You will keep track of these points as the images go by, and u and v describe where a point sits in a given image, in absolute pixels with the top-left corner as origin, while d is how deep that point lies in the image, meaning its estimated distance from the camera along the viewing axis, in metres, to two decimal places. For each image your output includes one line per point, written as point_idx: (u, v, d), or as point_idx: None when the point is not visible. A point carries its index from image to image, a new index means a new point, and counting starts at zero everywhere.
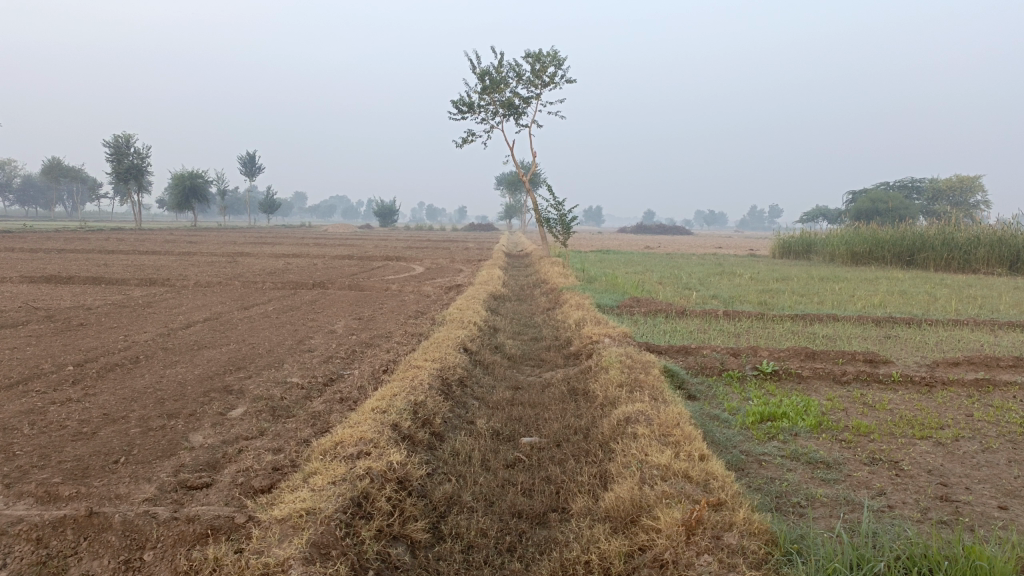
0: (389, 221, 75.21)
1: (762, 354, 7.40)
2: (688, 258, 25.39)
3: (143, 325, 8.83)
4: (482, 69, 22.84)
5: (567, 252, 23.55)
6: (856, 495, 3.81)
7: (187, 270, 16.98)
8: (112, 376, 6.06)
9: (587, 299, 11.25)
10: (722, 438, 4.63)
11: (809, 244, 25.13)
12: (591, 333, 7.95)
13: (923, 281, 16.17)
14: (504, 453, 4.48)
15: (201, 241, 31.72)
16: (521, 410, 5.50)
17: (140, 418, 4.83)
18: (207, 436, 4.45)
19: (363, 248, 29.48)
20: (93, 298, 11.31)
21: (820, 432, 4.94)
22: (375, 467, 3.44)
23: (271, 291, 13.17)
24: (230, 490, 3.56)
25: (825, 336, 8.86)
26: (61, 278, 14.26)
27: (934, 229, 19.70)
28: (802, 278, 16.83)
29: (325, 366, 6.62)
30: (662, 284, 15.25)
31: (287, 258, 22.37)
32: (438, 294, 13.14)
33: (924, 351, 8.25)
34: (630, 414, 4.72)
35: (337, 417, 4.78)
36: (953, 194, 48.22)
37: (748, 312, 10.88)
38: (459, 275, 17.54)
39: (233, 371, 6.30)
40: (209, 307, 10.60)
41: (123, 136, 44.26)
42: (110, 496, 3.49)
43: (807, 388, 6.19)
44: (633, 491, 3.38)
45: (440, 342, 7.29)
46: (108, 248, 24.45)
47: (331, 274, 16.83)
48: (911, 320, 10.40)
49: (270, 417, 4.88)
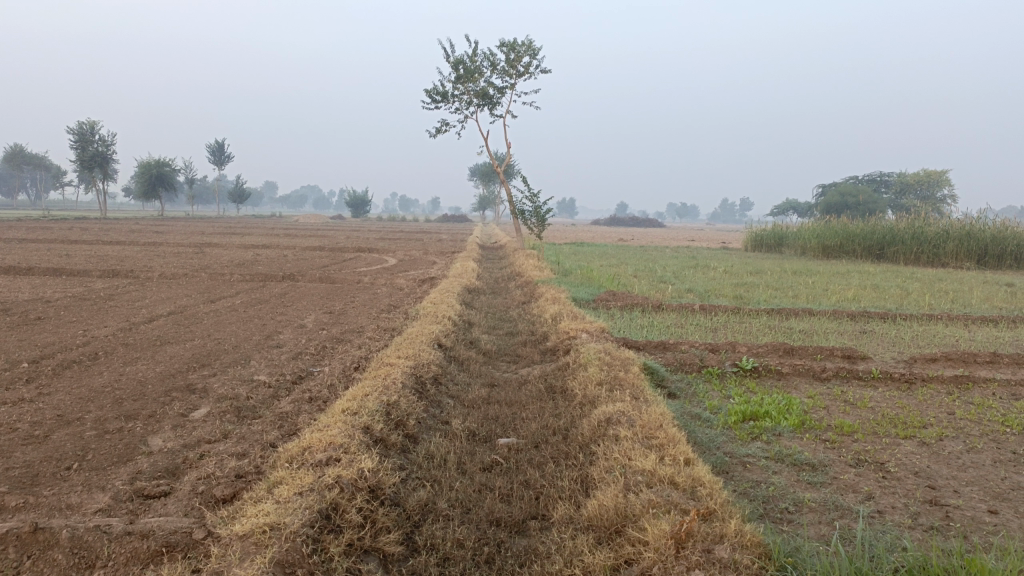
0: (362, 211, 74.48)
1: (741, 350, 7.31)
2: (661, 251, 25.40)
3: (104, 319, 8.51)
4: (456, 58, 22.51)
5: (542, 244, 23.39)
6: (844, 499, 3.70)
7: (152, 261, 16.53)
8: (69, 374, 5.78)
9: (562, 292, 11.11)
10: (705, 438, 4.51)
11: (781, 237, 25.27)
12: (569, 328, 7.80)
13: (895, 275, 16.27)
14: (481, 456, 4.31)
15: (168, 231, 31.01)
16: (498, 409, 5.33)
17: (96, 419, 4.58)
18: (167, 439, 4.23)
19: (335, 239, 29.07)
20: (52, 291, 10.91)
21: (803, 431, 4.83)
22: (345, 475, 3.24)
23: (239, 283, 12.84)
24: (189, 500, 3.36)
25: (802, 331, 8.81)
26: (20, 269, 13.77)
27: (903, 223, 19.87)
28: (776, 271, 16.86)
29: (294, 363, 6.39)
30: (637, 277, 15.18)
31: (257, 249, 21.90)
32: (411, 287, 12.90)
33: (901, 346, 8.23)
34: (611, 415, 4.57)
35: (305, 419, 4.56)
36: (919, 188, 48.87)
37: (725, 305, 10.81)
38: (431, 267, 17.29)
39: (197, 368, 6.05)
40: (174, 300, 10.27)
41: (88, 123, 43.21)
42: (60, 506, 3.27)
43: (787, 385, 6.10)
44: (617, 499, 3.22)
45: (413, 337, 7.08)
46: (71, 238, 23.79)
47: (302, 266, 16.50)
48: (884, 314, 10.42)
49: (234, 418, 4.66)
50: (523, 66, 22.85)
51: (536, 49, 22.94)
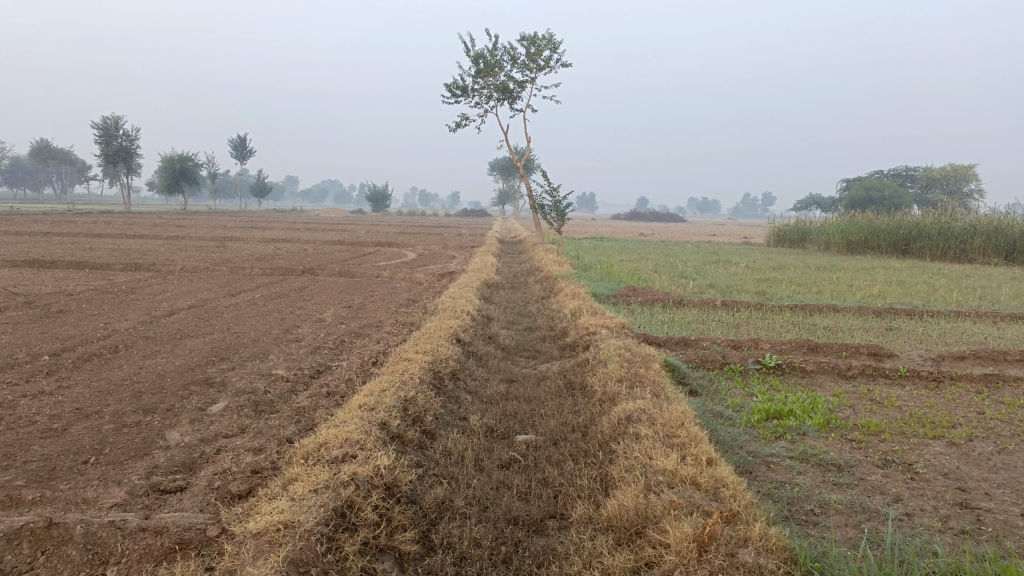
0: (382, 206, 74.70)
1: (764, 346, 7.19)
2: (682, 246, 25.21)
3: (125, 312, 8.55)
4: (475, 52, 22.42)
5: (562, 239, 23.28)
6: (872, 501, 3.60)
7: (174, 255, 16.63)
8: (89, 368, 5.80)
9: (582, 287, 11.03)
10: (728, 437, 4.42)
11: (804, 232, 24.96)
12: (588, 323, 7.72)
13: (921, 271, 16.00)
14: (499, 453, 4.25)
15: (190, 225, 31.25)
16: (517, 405, 5.27)
17: (115, 413, 4.58)
18: (184, 433, 4.21)
19: (355, 233, 29.15)
20: (75, 284, 11.00)
21: (828, 430, 4.73)
22: (361, 472, 3.20)
23: (259, 277, 12.88)
24: (205, 496, 3.33)
25: (826, 328, 8.66)
26: (44, 262, 13.90)
27: (930, 218, 19.54)
28: (799, 267, 16.65)
29: (312, 357, 6.37)
30: (658, 272, 15.05)
31: (277, 243, 21.99)
32: (430, 282, 12.86)
33: (928, 343, 8.06)
34: (631, 412, 4.49)
35: (322, 414, 4.53)
36: (946, 183, 48.08)
37: (747, 301, 10.67)
38: (451, 262, 17.26)
39: (216, 362, 6.05)
40: (195, 294, 10.31)
41: (112, 118, 43.64)
42: (76, 501, 3.25)
43: (811, 383, 5.99)
44: (638, 499, 3.15)
45: (431, 332, 7.04)
46: (94, 231, 24.03)
47: (322, 260, 16.54)
48: (911, 311, 10.22)
49: (252, 413, 4.63)
50: (543, 60, 22.72)
51: (556, 43, 22.79)
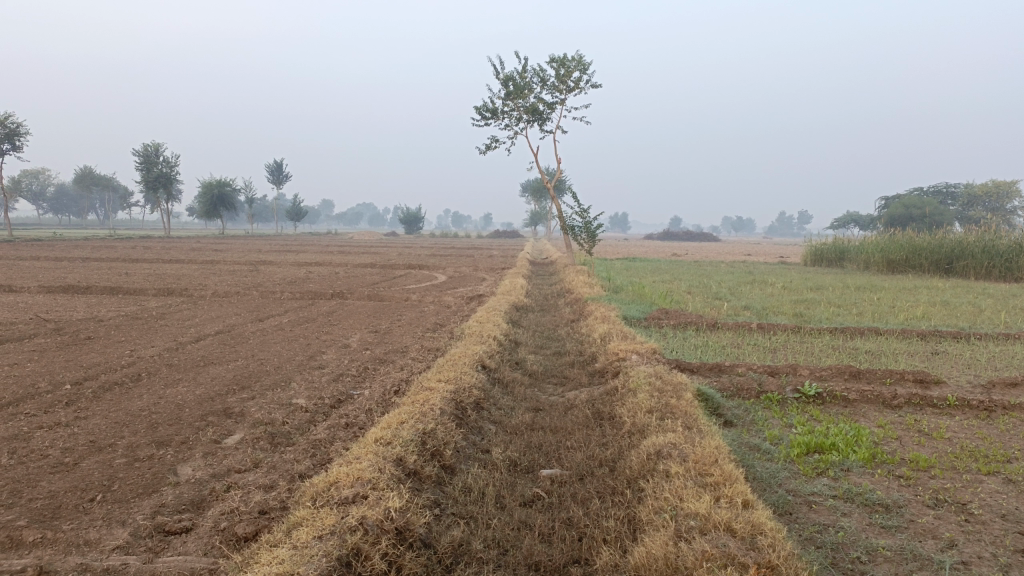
0: (415, 228, 75.27)
1: (802, 373, 6.88)
2: (717, 266, 24.81)
3: (151, 339, 8.53)
4: (505, 74, 22.45)
5: (593, 260, 23.04)
6: (923, 546, 3.32)
7: (207, 279, 16.76)
8: (109, 397, 5.72)
9: (612, 310, 10.79)
10: (765, 474, 4.16)
11: (842, 251, 24.37)
12: (618, 349, 7.48)
13: (965, 291, 15.43)
14: (521, 489, 4.04)
15: (226, 249, 31.68)
16: (542, 436, 5.05)
17: (128, 446, 4.47)
18: (196, 468, 4.08)
19: (387, 256, 29.27)
20: (106, 309, 11.08)
21: (873, 466, 4.43)
22: (371, 516, 3.02)
23: (289, 301, 12.87)
24: (209, 538, 3.18)
25: (868, 352, 8.30)
26: (79, 288, 14.08)
27: (973, 235, 18.92)
28: (837, 288, 16.20)
29: (334, 385, 6.24)
30: (691, 294, 14.75)
31: (310, 266, 22.16)
32: (459, 305, 12.72)
33: (976, 368, 7.67)
34: (660, 447, 4.25)
35: (338, 448, 4.37)
36: (988, 200, 46.80)
37: (784, 324, 10.34)
38: (481, 284, 17.12)
39: (236, 391, 5.92)
40: (223, 319, 10.30)
41: (153, 145, 44.64)
42: (77, 542, 3.12)
43: (854, 413, 5.68)
44: (667, 547, 2.92)
45: (456, 359, 6.87)
46: (132, 256, 24.41)
47: (351, 284, 16.51)
48: (957, 334, 9.78)
49: (267, 445, 4.49)
50: (573, 81, 22.65)
51: (586, 64, 22.72)
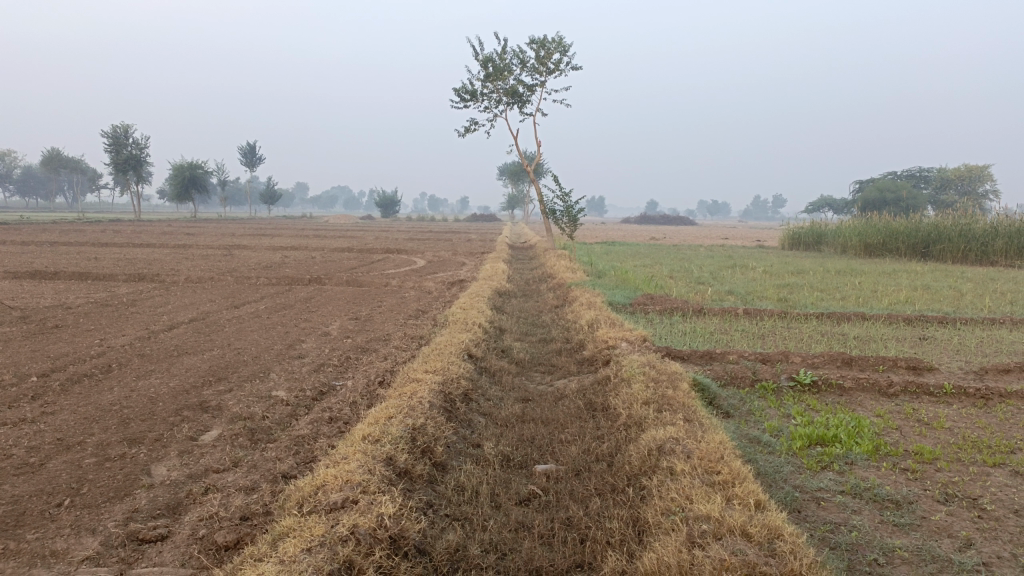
0: (392, 211, 74.66)
1: (795, 360, 6.75)
2: (696, 250, 24.77)
3: (122, 327, 8.19)
4: (485, 56, 22.10)
5: (574, 244, 22.86)
6: (940, 546, 3.18)
7: (180, 264, 16.37)
8: (78, 391, 5.43)
9: (597, 295, 10.61)
10: (769, 469, 4.01)
11: (819, 235, 24.40)
12: (607, 336, 7.31)
13: (944, 275, 15.49)
14: (517, 486, 3.85)
15: (200, 233, 31.15)
16: (534, 429, 4.87)
17: (98, 444, 4.21)
18: (172, 469, 3.84)
19: (363, 240, 28.89)
20: (75, 296, 10.67)
21: (877, 459, 4.30)
22: (362, 524, 2.82)
23: (265, 287, 12.53)
24: (187, 547, 2.96)
25: (856, 338, 8.21)
26: (47, 273, 13.63)
27: (949, 219, 19.01)
28: (818, 271, 16.21)
29: (315, 376, 5.99)
30: (673, 278, 14.65)
31: (285, 251, 21.74)
32: (440, 290, 12.48)
33: (965, 354, 7.60)
34: (661, 442, 4.07)
35: (323, 445, 4.15)
36: (961, 183, 47.27)
37: (770, 309, 10.24)
38: (461, 269, 16.87)
39: (213, 383, 5.65)
40: (197, 306, 9.97)
41: (122, 126, 43.60)
42: (42, 553, 2.88)
43: (851, 402, 5.56)
44: (681, 554, 2.74)
45: (441, 348, 6.65)
46: (102, 240, 23.80)
47: (329, 269, 16.20)
48: (942, 319, 9.73)
49: (247, 443, 4.25)
50: (554, 63, 22.34)
51: (566, 45, 22.40)
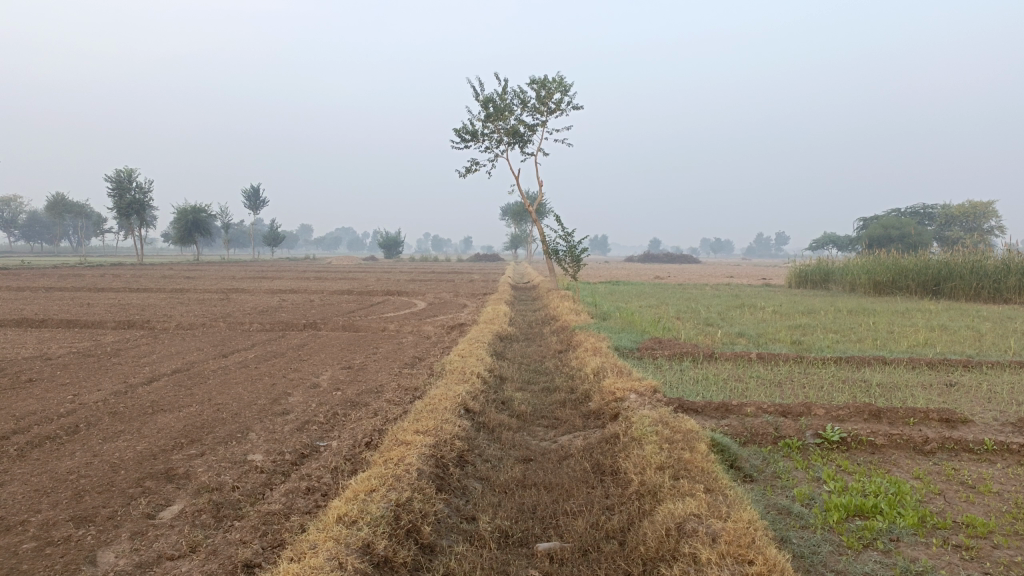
0: (395, 252, 74.62)
1: (818, 414, 6.23)
2: (701, 289, 24.33)
3: (99, 380, 7.70)
4: (485, 96, 21.96)
5: (578, 284, 22.43)
6: None
7: (173, 310, 15.94)
8: (35, 457, 4.93)
9: (602, 340, 10.13)
10: (805, 550, 3.52)
11: (827, 273, 23.90)
12: (615, 386, 6.80)
13: (959, 314, 14.95)
14: (515, 571, 3.34)
15: (200, 276, 30.82)
16: (536, 497, 4.36)
17: (43, 524, 3.71)
18: (120, 556, 3.35)
19: (364, 282, 28.50)
20: (57, 346, 10.21)
21: (924, 533, 3.79)
22: None
23: (257, 334, 12.06)
24: None
25: (880, 385, 7.69)
26: (35, 321, 13.20)
27: (960, 256, 18.52)
28: (829, 311, 15.73)
29: (297, 436, 5.49)
30: (681, 320, 14.14)
31: (283, 294, 21.33)
32: (439, 335, 12.01)
33: (998, 402, 7.08)
34: (680, 519, 3.57)
35: (295, 524, 3.67)
36: (965, 220, 46.91)
37: (784, 353, 9.75)
38: (462, 312, 16.40)
39: (183, 446, 5.15)
40: (182, 356, 9.49)
41: (126, 170, 43.59)
42: None
43: (885, 463, 5.04)
44: None
45: (436, 402, 6.16)
46: (99, 285, 23.43)
47: (327, 313, 15.73)
48: (966, 363, 9.19)
49: (210, 521, 3.76)
50: (554, 102, 22.18)
51: (567, 84, 22.25)
